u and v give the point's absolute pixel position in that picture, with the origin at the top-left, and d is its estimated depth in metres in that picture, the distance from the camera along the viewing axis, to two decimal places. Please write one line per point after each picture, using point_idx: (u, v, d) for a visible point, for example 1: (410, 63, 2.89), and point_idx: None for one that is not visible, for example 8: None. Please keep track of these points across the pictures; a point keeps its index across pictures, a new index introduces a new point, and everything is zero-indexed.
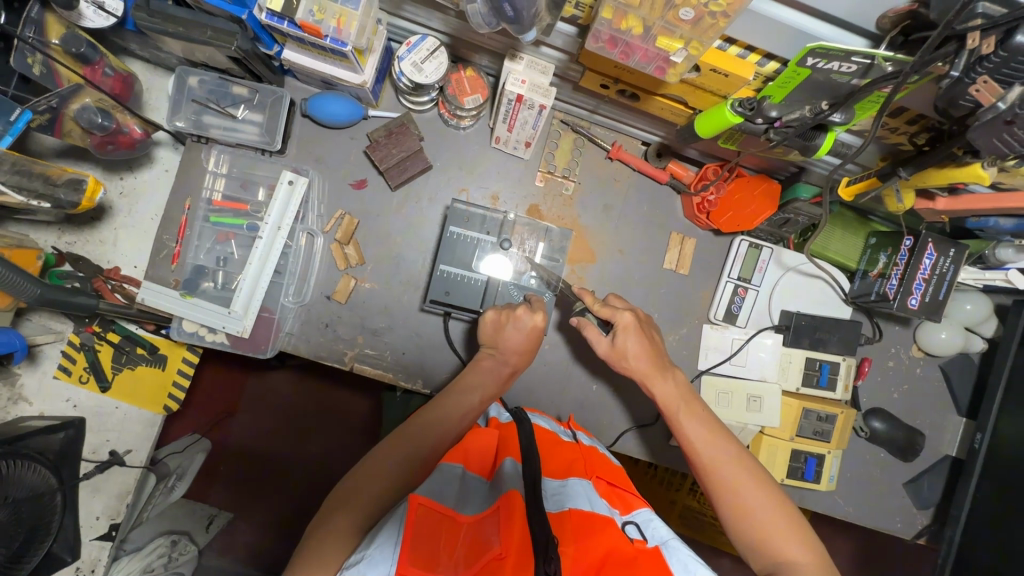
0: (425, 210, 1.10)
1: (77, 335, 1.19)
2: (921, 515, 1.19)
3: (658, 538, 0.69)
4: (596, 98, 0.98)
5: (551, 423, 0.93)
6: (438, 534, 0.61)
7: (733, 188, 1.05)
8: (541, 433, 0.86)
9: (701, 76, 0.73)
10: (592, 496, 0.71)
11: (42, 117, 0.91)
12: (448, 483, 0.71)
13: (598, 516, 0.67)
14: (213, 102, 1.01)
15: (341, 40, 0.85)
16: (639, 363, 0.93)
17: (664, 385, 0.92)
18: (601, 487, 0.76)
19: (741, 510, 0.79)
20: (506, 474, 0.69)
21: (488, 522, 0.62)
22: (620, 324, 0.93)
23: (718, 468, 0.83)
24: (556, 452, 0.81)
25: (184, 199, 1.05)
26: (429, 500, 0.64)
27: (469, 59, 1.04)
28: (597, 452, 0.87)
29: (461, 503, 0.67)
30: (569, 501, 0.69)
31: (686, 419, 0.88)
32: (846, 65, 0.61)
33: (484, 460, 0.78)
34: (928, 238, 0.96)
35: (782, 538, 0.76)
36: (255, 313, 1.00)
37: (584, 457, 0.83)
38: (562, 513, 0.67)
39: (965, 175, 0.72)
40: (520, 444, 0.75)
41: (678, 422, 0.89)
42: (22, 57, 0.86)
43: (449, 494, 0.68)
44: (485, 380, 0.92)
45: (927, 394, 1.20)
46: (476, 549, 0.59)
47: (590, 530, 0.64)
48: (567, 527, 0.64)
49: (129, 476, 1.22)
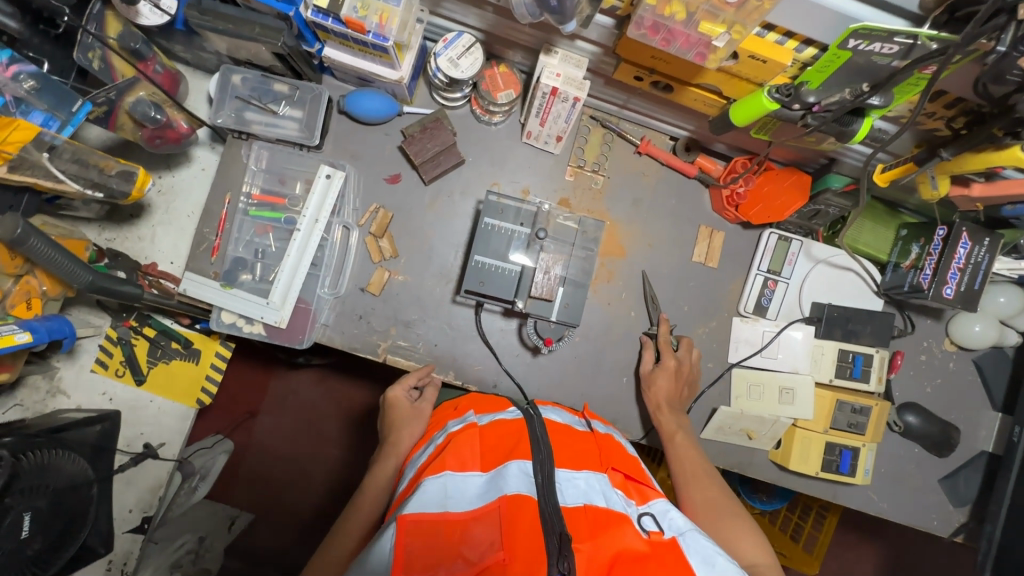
0: (457, 204, 1.12)
1: (114, 329, 1.21)
2: (959, 513, 1.16)
3: (676, 528, 0.68)
4: (628, 91, 1.01)
5: (565, 416, 0.89)
6: (433, 543, 0.61)
7: (762, 181, 1.07)
8: (554, 426, 0.82)
9: (738, 63, 0.74)
10: (607, 489, 0.71)
11: (100, 109, 0.96)
12: (433, 489, 0.66)
13: (614, 513, 0.67)
14: (255, 99, 1.04)
15: (383, 36, 0.88)
16: (659, 394, 1.04)
17: (669, 415, 1.02)
18: (616, 479, 0.75)
19: (712, 519, 0.83)
20: (508, 475, 0.67)
21: (480, 525, 0.63)
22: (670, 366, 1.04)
23: (699, 484, 0.90)
24: (570, 443, 0.78)
25: (225, 193, 1.08)
26: (418, 518, 0.63)
27: (502, 56, 1.07)
28: (612, 439, 0.86)
29: (457, 503, 0.66)
30: (586, 496, 0.69)
31: (681, 442, 0.98)
32: (887, 46, 0.63)
33: (479, 458, 0.73)
34: (962, 227, 0.96)
35: (740, 541, 0.80)
36: (292, 303, 1.02)
37: (599, 448, 0.81)
38: (578, 509, 0.66)
39: (1003, 159, 0.72)
40: (530, 436, 0.74)
41: (674, 444, 0.98)
42: (84, 52, 0.93)
43: (437, 495, 0.66)
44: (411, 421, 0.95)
45: (960, 388, 1.19)
46: (476, 553, 0.61)
47: (605, 526, 0.65)
48: (583, 524, 0.65)
49: (163, 469, 1.25)
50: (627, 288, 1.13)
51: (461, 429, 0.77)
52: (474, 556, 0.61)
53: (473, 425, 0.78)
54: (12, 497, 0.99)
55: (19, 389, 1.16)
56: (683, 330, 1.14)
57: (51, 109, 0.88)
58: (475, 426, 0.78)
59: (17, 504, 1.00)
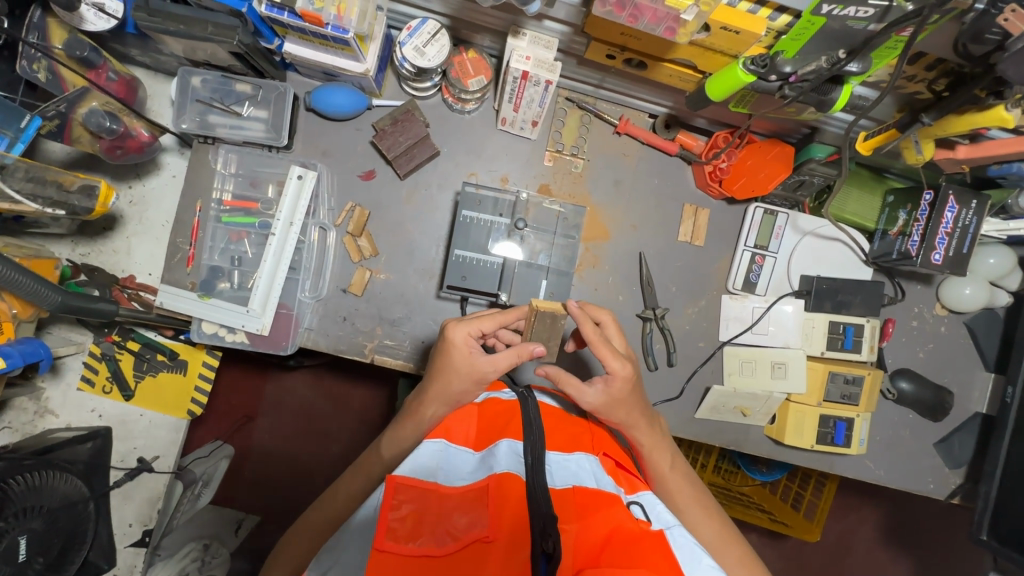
0: (435, 197, 1.09)
1: (97, 345, 1.20)
2: (954, 475, 1.17)
3: (663, 522, 0.67)
4: (602, 70, 0.98)
5: (559, 400, 0.89)
6: (420, 509, 0.61)
7: (746, 154, 1.04)
8: (548, 408, 0.82)
9: (712, 36, 0.71)
10: (597, 473, 0.70)
11: (50, 123, 0.92)
12: (426, 457, 0.69)
13: (604, 494, 0.66)
14: (217, 101, 1.00)
15: (343, 27, 0.85)
16: (625, 412, 0.80)
17: (644, 430, 0.84)
18: (607, 464, 0.75)
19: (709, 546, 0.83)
20: (499, 454, 0.68)
21: (469, 497, 0.63)
22: (613, 372, 0.77)
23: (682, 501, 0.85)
24: (563, 426, 0.78)
25: (195, 201, 1.05)
26: (408, 480, 0.64)
27: (470, 41, 1.03)
28: (606, 428, 0.85)
29: (446, 477, 0.67)
30: (575, 478, 0.68)
31: (660, 458, 0.86)
32: (862, 10, 0.61)
33: (474, 439, 0.75)
34: (948, 191, 0.95)
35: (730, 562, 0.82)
36: (273, 309, 1.00)
37: (592, 433, 0.80)
38: (567, 490, 0.65)
39: (985, 121, 0.70)
40: (523, 417, 0.73)
41: (650, 458, 0.86)
42: (27, 64, 0.89)
43: (430, 464, 0.68)
44: (460, 380, 0.78)
45: (952, 352, 1.18)
46: (462, 525, 0.60)
47: (594, 508, 0.63)
48: (571, 505, 0.63)
49: (159, 482, 1.21)
50: (612, 271, 1.11)
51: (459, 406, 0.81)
52: (458, 528, 0.60)
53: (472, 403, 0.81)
54: (6, 521, 1.02)
55: (7, 411, 1.15)
56: (672, 311, 1.13)
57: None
58: (473, 403, 0.81)
59: (13, 526, 1.03)
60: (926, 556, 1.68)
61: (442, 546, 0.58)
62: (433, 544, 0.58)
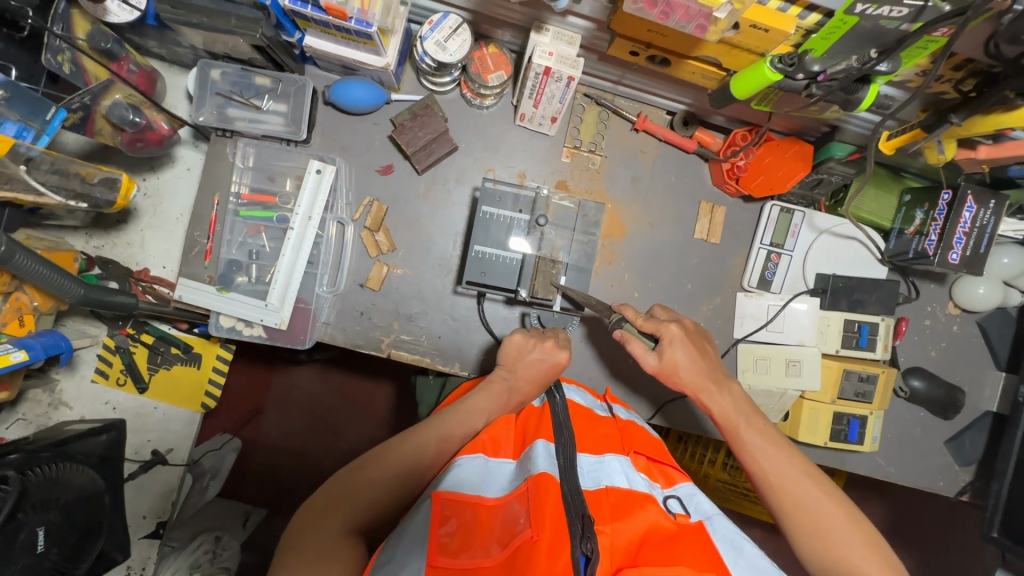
0: (452, 192, 1.09)
1: (111, 338, 1.19)
2: (964, 472, 1.18)
3: (702, 513, 0.67)
4: (623, 67, 0.98)
5: (588, 398, 0.90)
6: (468, 523, 0.62)
7: (764, 153, 1.04)
8: (576, 408, 0.83)
9: (740, 33, 0.71)
10: (629, 472, 0.70)
11: (75, 115, 0.94)
12: (468, 471, 0.69)
13: (636, 494, 0.66)
14: (237, 94, 1.01)
15: (366, 21, 0.84)
16: (692, 376, 0.87)
17: (720, 398, 0.87)
18: (640, 463, 0.74)
19: (815, 530, 0.75)
20: (535, 456, 0.68)
21: (515, 504, 0.63)
22: (666, 337, 0.88)
23: (790, 489, 0.78)
24: (592, 428, 0.79)
25: (213, 195, 1.04)
26: (452, 495, 0.64)
27: (490, 36, 1.03)
28: (634, 424, 0.85)
29: (485, 488, 0.67)
30: (607, 478, 0.68)
31: (748, 435, 0.83)
32: (896, 9, 0.60)
33: (512, 447, 0.76)
34: (967, 191, 0.95)
35: (821, 508, 0.76)
36: (291, 304, 1.00)
37: (621, 433, 0.80)
38: (599, 491, 0.66)
39: (1011, 120, 0.71)
40: (552, 420, 0.75)
41: (703, 394, 0.87)
42: (53, 55, 0.88)
43: (471, 479, 0.68)
44: (492, 403, 0.87)
45: (964, 351, 1.19)
46: (507, 531, 0.61)
47: (628, 507, 0.63)
48: (605, 507, 0.63)
49: (173, 474, 1.28)
50: (630, 268, 1.12)
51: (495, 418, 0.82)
52: (504, 536, 0.60)
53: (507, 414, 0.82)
54: (24, 513, 0.95)
55: (20, 404, 1.13)
56: (689, 307, 1.13)
57: (25, 118, 0.84)
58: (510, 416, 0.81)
59: (30, 519, 0.96)
60: (929, 551, 1.69)
61: (491, 556, 0.58)
62: (483, 556, 0.58)
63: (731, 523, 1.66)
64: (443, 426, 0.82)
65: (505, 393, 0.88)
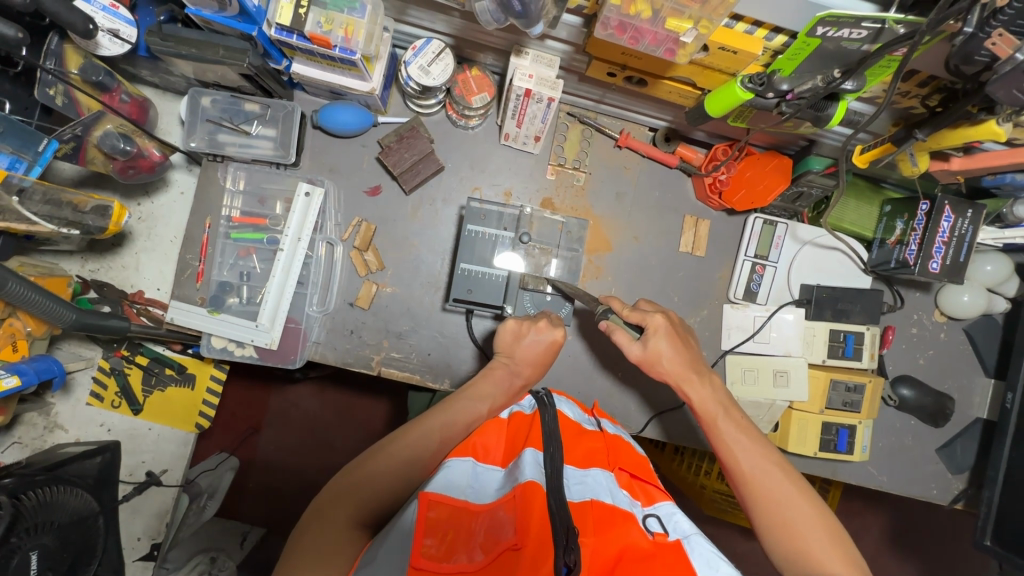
0: (440, 211, 1.11)
1: (106, 360, 1.20)
2: (957, 480, 1.18)
3: (680, 532, 0.67)
4: (602, 87, 1.00)
5: (576, 410, 0.91)
6: (452, 528, 0.62)
7: (745, 167, 1.05)
8: (565, 420, 0.83)
9: (711, 55, 0.73)
10: (613, 488, 0.70)
11: (67, 146, 0.97)
12: (458, 474, 0.69)
13: (619, 510, 0.66)
14: (226, 121, 1.03)
15: (350, 49, 0.86)
16: (675, 366, 0.88)
17: (701, 389, 0.87)
18: (622, 478, 0.75)
19: (779, 520, 0.75)
20: (523, 465, 0.68)
21: (500, 510, 0.64)
22: (652, 327, 0.88)
23: (761, 479, 0.78)
24: (580, 440, 0.79)
25: (205, 218, 1.06)
26: (441, 497, 0.64)
27: (473, 59, 1.06)
28: (621, 440, 0.86)
29: (475, 495, 0.67)
30: (592, 492, 0.68)
31: (725, 425, 0.84)
32: (855, 31, 0.63)
33: (502, 452, 0.77)
34: (944, 201, 0.96)
35: (789, 500, 0.76)
36: (281, 324, 1.01)
37: (608, 447, 0.81)
38: (585, 503, 0.65)
39: (979, 134, 0.72)
40: (542, 428, 0.75)
41: (682, 384, 0.88)
42: (44, 89, 0.91)
43: (460, 483, 0.68)
44: (495, 389, 0.88)
45: (952, 358, 1.20)
46: (490, 538, 0.61)
47: (611, 523, 0.63)
48: (589, 519, 0.63)
49: (167, 495, 1.20)
50: (617, 282, 1.13)
51: (487, 420, 0.82)
52: (487, 541, 0.61)
53: (500, 419, 0.83)
54: (18, 538, 0.98)
55: (16, 428, 1.15)
56: None
57: (17, 150, 0.87)
58: (500, 420, 0.83)
59: (24, 543, 0.99)
60: (932, 560, 1.68)
61: (474, 562, 0.59)
62: (466, 561, 0.59)
63: (729, 536, 1.65)
64: (446, 414, 0.81)
65: (507, 377, 0.90)
